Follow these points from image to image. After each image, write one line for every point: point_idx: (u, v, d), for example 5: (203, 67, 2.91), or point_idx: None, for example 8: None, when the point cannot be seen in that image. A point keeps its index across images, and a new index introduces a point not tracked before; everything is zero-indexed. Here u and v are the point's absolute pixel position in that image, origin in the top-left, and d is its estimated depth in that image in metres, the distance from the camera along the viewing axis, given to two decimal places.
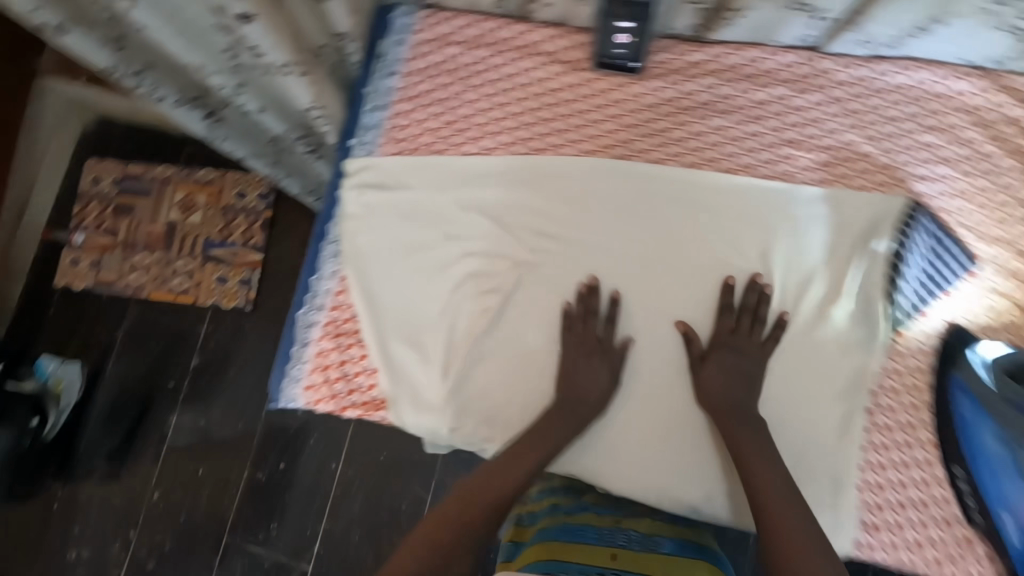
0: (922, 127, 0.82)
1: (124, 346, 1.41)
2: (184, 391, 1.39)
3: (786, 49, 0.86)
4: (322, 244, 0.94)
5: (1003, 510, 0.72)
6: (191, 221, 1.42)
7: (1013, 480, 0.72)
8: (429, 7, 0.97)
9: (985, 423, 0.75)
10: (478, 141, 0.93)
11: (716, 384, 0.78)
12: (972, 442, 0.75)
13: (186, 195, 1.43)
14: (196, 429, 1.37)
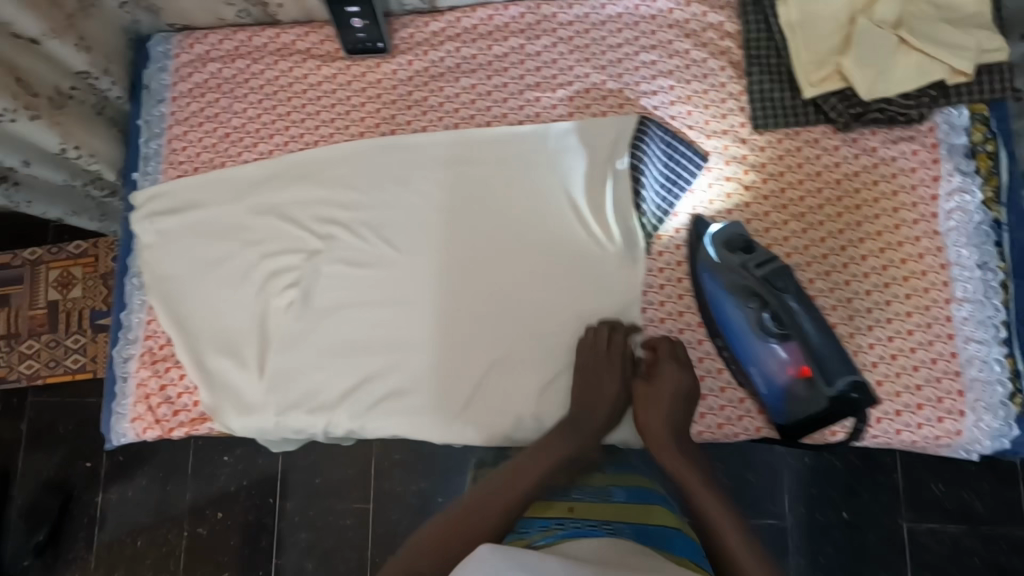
0: (639, 48, 0.90)
1: (33, 444, 1.36)
2: (102, 471, 1.34)
3: (510, 4, 0.93)
4: (127, 279, 0.95)
5: (752, 369, 0.78)
6: (72, 297, 1.38)
7: (753, 342, 0.77)
8: (183, 30, 0.99)
9: (727, 300, 0.78)
10: (254, 148, 0.96)
11: (504, 310, 0.87)
12: (724, 319, 0.79)
13: (62, 272, 1.38)
14: (123, 503, 1.33)
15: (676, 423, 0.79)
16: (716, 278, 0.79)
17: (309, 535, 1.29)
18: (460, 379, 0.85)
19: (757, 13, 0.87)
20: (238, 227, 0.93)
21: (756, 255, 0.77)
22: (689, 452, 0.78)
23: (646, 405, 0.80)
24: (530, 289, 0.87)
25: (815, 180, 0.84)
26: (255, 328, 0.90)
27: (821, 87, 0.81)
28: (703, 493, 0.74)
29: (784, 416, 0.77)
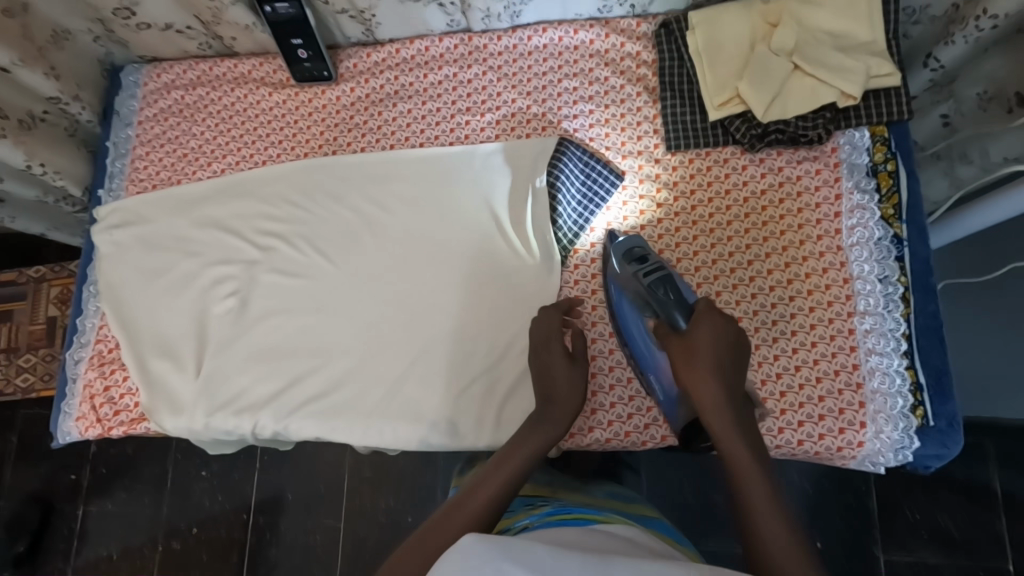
0: (562, 76, 0.96)
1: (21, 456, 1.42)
2: (82, 483, 1.39)
3: (444, 36, 1.00)
4: (86, 287, 1.02)
5: (652, 376, 0.80)
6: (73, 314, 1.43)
7: (650, 349, 0.80)
8: (152, 61, 1.08)
9: (631, 309, 0.82)
10: (208, 167, 1.03)
11: (426, 317, 0.91)
12: (627, 327, 0.83)
13: (65, 289, 1.45)
14: (99, 516, 1.37)
15: (727, 394, 0.70)
16: (620, 287, 0.83)
17: (279, 550, 1.30)
18: (382, 384, 0.89)
19: (670, 43, 0.93)
20: (187, 239, 1.00)
21: (647, 267, 0.81)
22: (742, 427, 0.69)
23: (695, 370, 0.71)
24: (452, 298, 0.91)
25: (723, 197, 0.88)
26: (195, 332, 0.96)
27: (723, 110, 0.86)
28: (750, 476, 0.65)
29: (677, 423, 0.80)
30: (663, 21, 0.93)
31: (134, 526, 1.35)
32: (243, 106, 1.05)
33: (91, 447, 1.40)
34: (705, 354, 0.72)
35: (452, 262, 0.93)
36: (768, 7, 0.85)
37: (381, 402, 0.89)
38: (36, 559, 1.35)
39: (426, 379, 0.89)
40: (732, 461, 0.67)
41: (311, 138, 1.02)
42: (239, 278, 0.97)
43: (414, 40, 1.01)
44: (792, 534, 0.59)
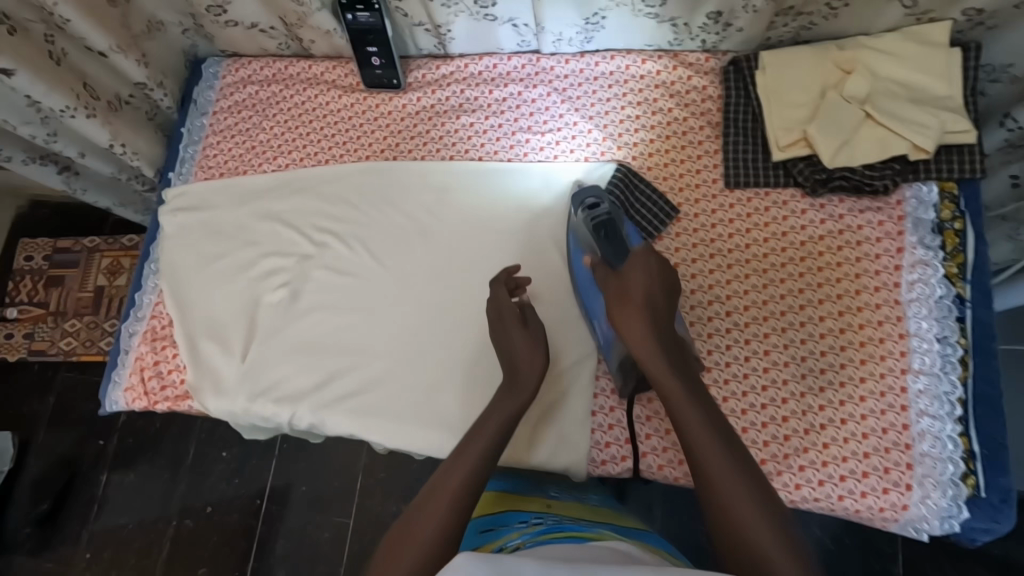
0: (625, 103, 0.97)
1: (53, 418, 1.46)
2: (109, 451, 1.42)
3: (513, 55, 1.02)
4: (147, 263, 1.07)
5: (594, 322, 0.85)
6: (118, 284, 1.53)
7: (596, 297, 0.85)
8: (231, 55, 1.13)
9: (583, 257, 0.87)
10: (274, 161, 1.07)
11: (470, 328, 0.92)
12: (578, 273, 0.88)
13: (114, 260, 1.55)
14: (121, 486, 1.40)
15: (663, 344, 0.74)
16: (576, 236, 0.88)
17: (291, 540, 1.32)
18: (420, 389, 0.90)
19: (738, 80, 0.92)
20: (248, 228, 1.04)
21: (599, 213, 0.85)
22: (679, 372, 0.72)
23: (632, 322, 0.75)
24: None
25: (779, 239, 0.87)
26: (245, 318, 0.99)
27: (788, 152, 0.86)
28: (703, 434, 0.67)
29: (614, 364, 0.84)
30: (733, 58, 0.93)
31: (153, 499, 1.37)
32: (312, 105, 1.09)
33: (121, 417, 1.44)
34: (638, 302, 0.76)
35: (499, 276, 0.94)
36: (844, 53, 0.85)
37: (417, 406, 0.90)
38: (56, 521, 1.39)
39: (463, 388, 0.89)
40: (682, 422, 0.69)
41: (374, 141, 1.05)
42: (293, 271, 1.00)
43: (483, 55, 1.04)
44: (750, 484, 0.64)
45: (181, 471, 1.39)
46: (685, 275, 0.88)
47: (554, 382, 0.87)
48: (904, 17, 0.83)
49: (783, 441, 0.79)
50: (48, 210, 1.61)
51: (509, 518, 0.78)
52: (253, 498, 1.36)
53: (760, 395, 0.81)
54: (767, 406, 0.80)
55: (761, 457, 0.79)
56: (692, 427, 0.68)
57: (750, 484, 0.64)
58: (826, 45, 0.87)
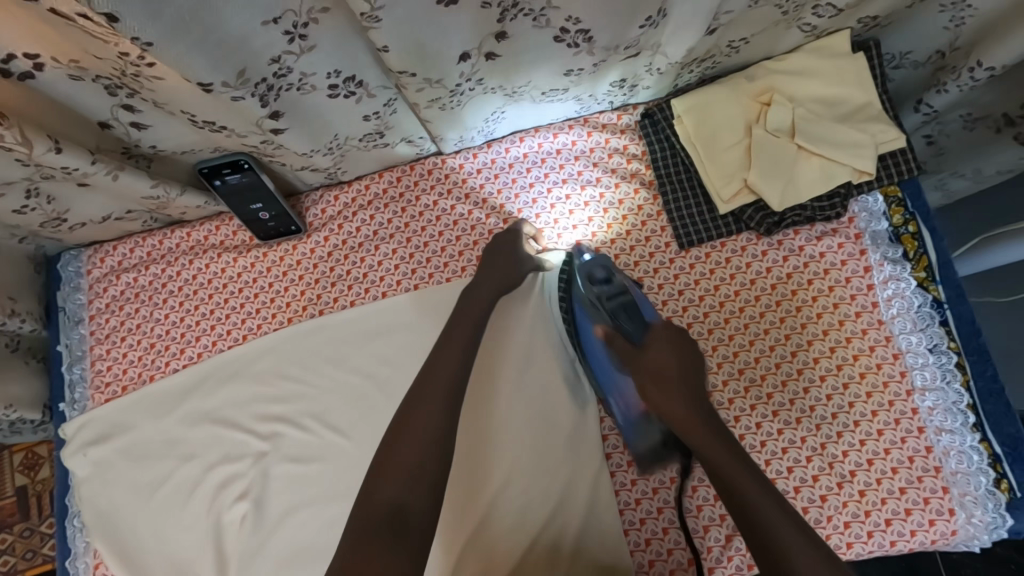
0: (551, 184, 0.90)
1: None
2: None
3: (415, 163, 0.92)
4: (68, 521, 0.89)
5: (612, 399, 0.80)
6: (41, 478, 1.35)
7: (616, 374, 0.79)
8: (90, 245, 0.96)
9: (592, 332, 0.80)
10: (182, 355, 0.92)
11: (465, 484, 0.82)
12: (588, 348, 0.81)
13: (27, 452, 1.36)
14: None
15: (684, 378, 0.70)
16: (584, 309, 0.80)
17: None
18: (435, 569, 0.80)
19: (658, 132, 0.87)
20: (180, 444, 0.89)
21: (612, 291, 0.78)
22: (708, 417, 0.67)
23: (658, 377, 0.70)
24: (490, 456, 0.83)
25: (749, 288, 0.83)
26: (214, 549, 0.85)
27: (734, 203, 0.82)
28: (741, 477, 0.62)
29: (636, 448, 0.78)
30: (645, 110, 0.88)
31: None
32: (206, 278, 0.94)
33: None
34: (663, 368, 0.71)
35: (477, 417, 0.84)
36: (756, 85, 0.81)
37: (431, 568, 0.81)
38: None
39: (480, 546, 0.81)
40: (717, 467, 0.63)
41: (291, 299, 0.92)
42: (247, 480, 0.86)
43: (382, 172, 0.92)
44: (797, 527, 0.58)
45: None
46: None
47: (576, 515, 0.80)
48: (804, 37, 0.79)
49: (822, 502, 0.76)
50: None
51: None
52: None
53: (783, 459, 0.78)
54: (793, 469, 0.77)
55: None
56: (732, 473, 0.62)
57: (797, 529, 0.58)
58: (734, 79, 0.82)
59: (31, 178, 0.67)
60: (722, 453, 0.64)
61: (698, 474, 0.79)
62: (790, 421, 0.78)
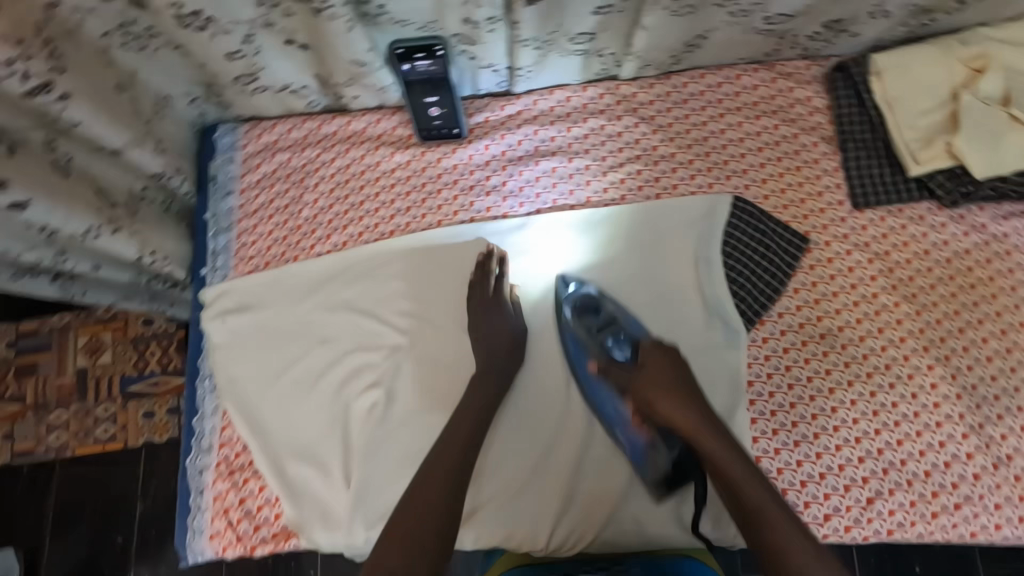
0: (725, 125, 0.87)
1: (63, 523, 1.40)
2: (134, 552, 1.38)
3: (587, 85, 0.91)
4: (198, 382, 0.92)
5: (617, 430, 0.79)
6: (103, 362, 1.46)
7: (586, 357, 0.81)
8: (249, 120, 0.97)
9: (585, 354, 0.81)
10: (327, 240, 0.93)
11: (537, 440, 0.82)
12: (572, 346, 0.82)
13: (92, 338, 1.47)
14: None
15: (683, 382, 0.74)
16: (576, 338, 0.81)
17: None
18: (554, 530, 0.80)
19: (849, 87, 0.84)
20: (314, 324, 0.90)
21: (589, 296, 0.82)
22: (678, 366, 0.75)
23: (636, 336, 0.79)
24: (558, 410, 0.83)
25: (922, 258, 0.81)
26: (339, 434, 0.85)
27: (928, 166, 0.79)
28: (743, 473, 0.67)
29: (651, 477, 0.78)
30: (839, 63, 0.85)
31: None
32: (359, 169, 0.94)
33: (139, 512, 1.40)
34: (663, 374, 0.74)
35: (554, 362, 0.85)
36: (970, 50, 0.78)
37: (560, 528, 0.80)
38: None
39: (593, 493, 0.81)
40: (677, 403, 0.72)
41: (441, 200, 0.92)
42: (359, 372, 0.87)
43: (550, 89, 0.92)
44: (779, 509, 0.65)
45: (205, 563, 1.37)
46: (812, 318, 0.81)
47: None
48: None
49: (973, 480, 0.74)
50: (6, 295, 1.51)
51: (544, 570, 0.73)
52: None
53: (935, 433, 0.76)
54: (945, 444, 0.75)
55: (954, 501, 0.74)
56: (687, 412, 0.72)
57: (763, 486, 0.67)
58: (949, 41, 0.79)
59: (256, 21, 0.73)
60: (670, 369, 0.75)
61: (844, 434, 0.77)
62: (949, 397, 0.76)
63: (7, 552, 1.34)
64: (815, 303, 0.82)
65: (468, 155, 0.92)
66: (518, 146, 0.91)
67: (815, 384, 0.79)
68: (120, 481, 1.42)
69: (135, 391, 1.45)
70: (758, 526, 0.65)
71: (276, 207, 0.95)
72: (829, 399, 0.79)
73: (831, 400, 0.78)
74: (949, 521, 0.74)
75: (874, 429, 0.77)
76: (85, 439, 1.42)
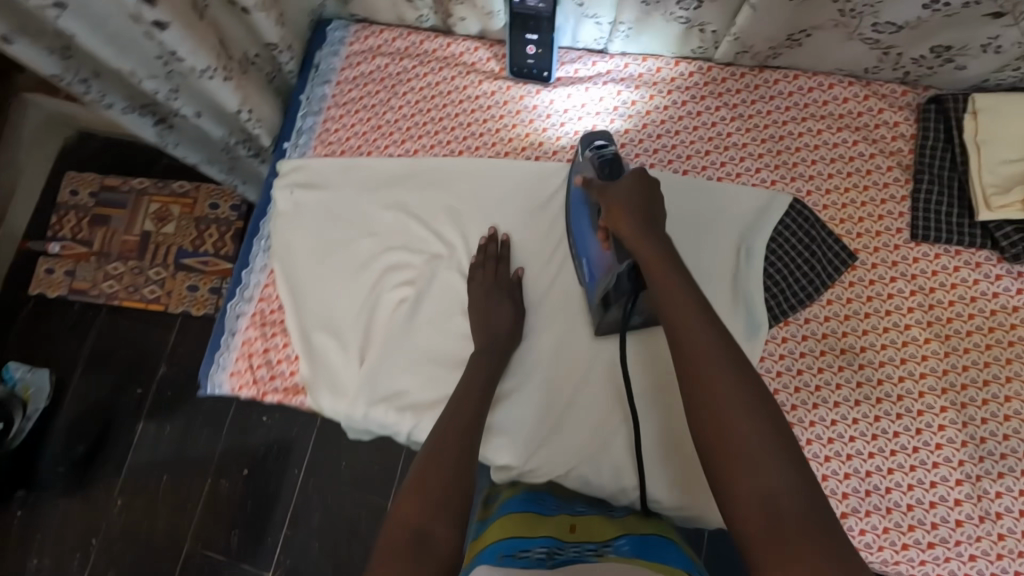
0: (804, 130, 0.88)
1: (96, 359, 1.54)
2: (148, 402, 1.51)
3: (680, 61, 0.93)
4: (255, 240, 1.00)
5: (585, 258, 0.85)
6: (165, 231, 1.59)
7: (590, 231, 0.85)
8: (361, 21, 1.04)
9: (585, 214, 0.86)
10: (401, 145, 0.99)
11: (540, 372, 0.87)
12: (575, 195, 0.88)
13: (162, 206, 1.61)
14: (157, 433, 1.49)
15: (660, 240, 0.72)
16: (578, 176, 0.88)
17: (320, 517, 1.39)
18: (533, 456, 0.84)
19: (940, 120, 0.84)
20: (369, 217, 0.97)
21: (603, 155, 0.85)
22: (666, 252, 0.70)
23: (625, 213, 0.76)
24: (567, 352, 0.88)
25: (966, 304, 0.80)
26: (364, 318, 0.92)
27: (999, 213, 0.78)
28: (707, 348, 0.60)
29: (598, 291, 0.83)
30: (936, 95, 0.84)
31: (186, 458, 1.46)
32: (447, 88, 1.00)
33: (162, 368, 1.53)
34: (627, 210, 0.76)
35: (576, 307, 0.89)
36: None
37: (537, 457, 0.84)
38: (93, 461, 1.48)
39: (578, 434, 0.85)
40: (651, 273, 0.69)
41: (514, 135, 0.97)
42: (397, 268, 0.94)
43: (643, 56, 0.94)
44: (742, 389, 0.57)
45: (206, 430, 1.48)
46: (837, 332, 0.82)
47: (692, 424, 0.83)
48: None
49: (954, 526, 0.74)
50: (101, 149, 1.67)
51: (513, 546, 0.67)
52: (283, 472, 1.42)
53: (929, 472, 0.76)
54: (936, 485, 0.75)
55: (928, 539, 0.74)
56: (669, 293, 0.66)
57: (740, 385, 0.58)
58: None
59: None
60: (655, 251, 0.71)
61: (836, 447, 0.78)
62: (953, 442, 0.76)
63: (42, 371, 1.48)
64: (845, 318, 0.82)
65: (550, 99, 0.96)
66: (599, 103, 0.95)
67: (822, 394, 0.80)
68: (152, 337, 1.55)
69: (186, 263, 1.57)
70: (710, 400, 0.57)
71: (364, 105, 1.02)
72: (832, 412, 0.79)
73: (834, 413, 0.79)
74: (918, 557, 0.74)
75: (869, 452, 0.77)
76: (133, 293, 1.56)
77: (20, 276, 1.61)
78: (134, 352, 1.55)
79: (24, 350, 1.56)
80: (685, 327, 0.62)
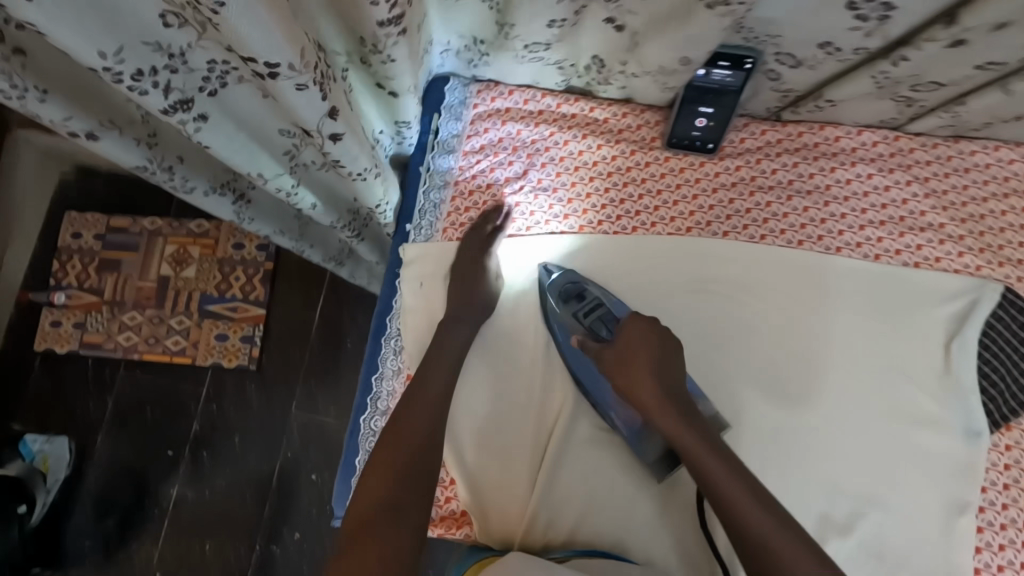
0: (1007, 208, 0.80)
1: (118, 422, 1.35)
2: (181, 463, 1.33)
3: (864, 129, 0.84)
4: (382, 341, 0.88)
5: (613, 412, 0.78)
6: (186, 276, 1.41)
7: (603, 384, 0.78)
8: (484, 81, 0.91)
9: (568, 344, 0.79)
10: (545, 226, 0.86)
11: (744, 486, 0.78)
12: (566, 349, 0.80)
13: (180, 249, 1.41)
14: (194, 502, 1.31)
15: (658, 356, 0.72)
16: (563, 330, 0.80)
17: None
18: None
19: None
20: (514, 313, 0.83)
21: (585, 304, 0.79)
22: (694, 430, 0.67)
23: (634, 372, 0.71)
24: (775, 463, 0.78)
25: None
26: (528, 434, 0.81)
27: None
28: (704, 458, 0.65)
29: (643, 457, 0.77)
30: None
31: (231, 529, 1.29)
32: (595, 156, 0.87)
33: (194, 427, 1.34)
34: (644, 367, 0.71)
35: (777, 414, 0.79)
36: None
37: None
38: (124, 538, 1.29)
39: None
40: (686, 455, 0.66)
41: (676, 212, 0.85)
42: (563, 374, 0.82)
43: (822, 121, 0.85)
44: (732, 465, 0.64)
45: (248, 498, 1.31)
46: None
47: (911, 538, 0.75)
48: None
49: None
50: (101, 181, 1.43)
51: None
52: None
53: None
54: None
55: None
56: (694, 450, 0.65)
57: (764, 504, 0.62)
58: None
59: None
60: (676, 419, 0.68)
61: None
62: None
63: (61, 438, 1.31)
64: None
65: (717, 170, 0.85)
66: (772, 174, 0.84)
67: None
68: (180, 393, 1.36)
69: (212, 311, 1.39)
70: (716, 488, 0.63)
71: (497, 177, 0.88)
72: None
73: None
74: None
75: None
76: (156, 346, 1.37)
77: (17, 336, 1.38)
78: (161, 412, 1.35)
79: (31, 418, 1.34)
80: (717, 492, 0.63)
